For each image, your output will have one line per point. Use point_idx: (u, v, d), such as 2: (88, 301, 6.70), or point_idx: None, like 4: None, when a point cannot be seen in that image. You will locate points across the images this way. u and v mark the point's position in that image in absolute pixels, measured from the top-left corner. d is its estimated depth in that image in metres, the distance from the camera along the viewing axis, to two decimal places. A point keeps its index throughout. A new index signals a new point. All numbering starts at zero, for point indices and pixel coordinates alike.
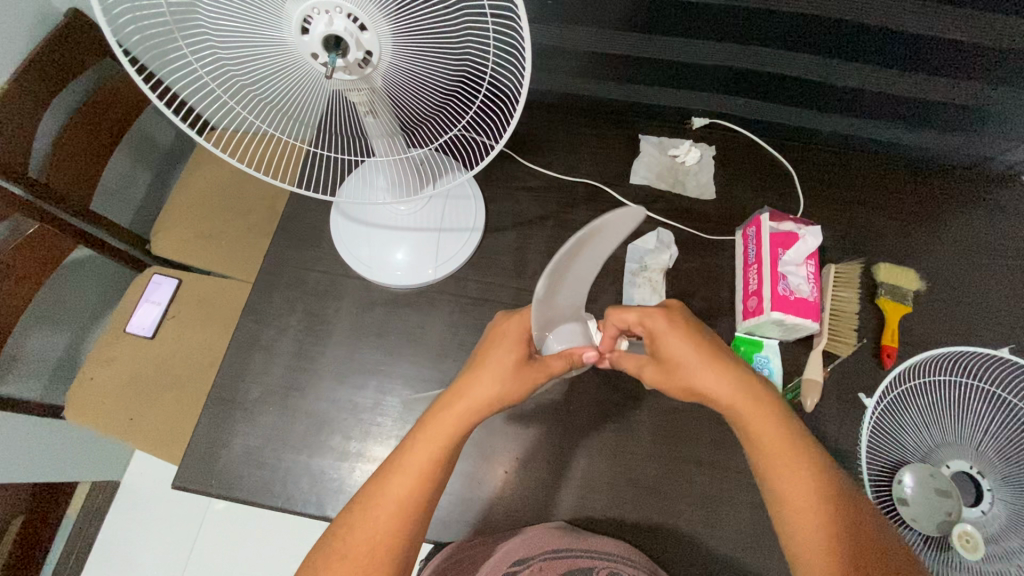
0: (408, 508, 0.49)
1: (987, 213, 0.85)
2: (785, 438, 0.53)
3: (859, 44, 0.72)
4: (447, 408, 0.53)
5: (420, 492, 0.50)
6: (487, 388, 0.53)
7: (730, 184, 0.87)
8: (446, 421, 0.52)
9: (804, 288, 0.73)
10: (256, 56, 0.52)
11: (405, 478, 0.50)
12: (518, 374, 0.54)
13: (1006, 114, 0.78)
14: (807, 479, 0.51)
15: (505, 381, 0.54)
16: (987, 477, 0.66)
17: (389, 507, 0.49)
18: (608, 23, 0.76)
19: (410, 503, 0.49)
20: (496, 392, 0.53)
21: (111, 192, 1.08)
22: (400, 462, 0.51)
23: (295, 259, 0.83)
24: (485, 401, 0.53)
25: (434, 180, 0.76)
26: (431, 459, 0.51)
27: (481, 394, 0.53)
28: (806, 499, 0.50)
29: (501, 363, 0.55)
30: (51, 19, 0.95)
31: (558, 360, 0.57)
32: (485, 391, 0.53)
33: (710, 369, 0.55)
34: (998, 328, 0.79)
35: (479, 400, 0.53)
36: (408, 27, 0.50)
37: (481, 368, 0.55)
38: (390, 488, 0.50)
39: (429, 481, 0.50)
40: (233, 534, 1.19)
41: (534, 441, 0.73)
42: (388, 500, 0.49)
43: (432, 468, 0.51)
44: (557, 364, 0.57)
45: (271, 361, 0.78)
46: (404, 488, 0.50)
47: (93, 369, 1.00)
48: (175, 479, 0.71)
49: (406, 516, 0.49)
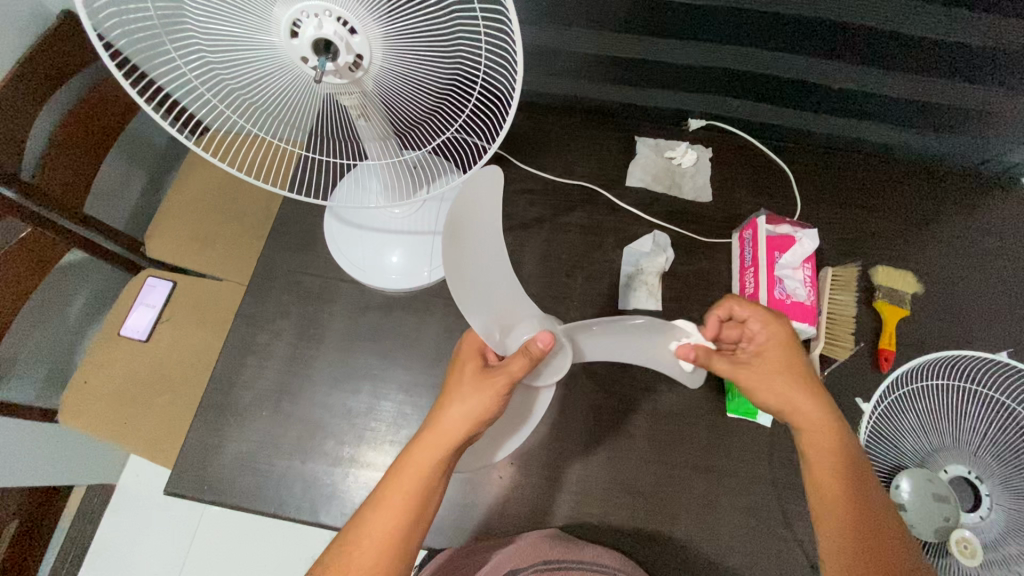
0: (391, 543, 0.49)
1: (986, 215, 0.85)
2: (835, 440, 0.55)
3: (856, 45, 0.71)
4: (422, 441, 0.53)
5: (399, 527, 0.49)
6: (459, 415, 0.53)
7: (726, 186, 0.86)
8: (425, 452, 0.52)
9: (801, 292, 0.72)
10: (245, 59, 0.51)
11: (386, 515, 0.50)
12: (482, 390, 0.54)
13: (1004, 115, 0.77)
14: (842, 476, 0.53)
15: (469, 401, 0.53)
16: (986, 482, 0.65)
17: (369, 543, 0.49)
18: (602, 26, 0.75)
19: (395, 538, 0.49)
20: (469, 417, 0.53)
21: (105, 196, 1.08)
22: (380, 496, 0.51)
23: (289, 263, 0.83)
24: (456, 427, 0.53)
25: (427, 184, 0.75)
26: (409, 493, 0.51)
27: (452, 419, 0.53)
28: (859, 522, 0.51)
29: (463, 383, 0.55)
30: (44, 20, 0.95)
31: (517, 362, 0.54)
32: (457, 417, 0.53)
33: (797, 376, 0.58)
34: (997, 331, 0.78)
35: (452, 428, 0.53)
36: (399, 31, 0.49)
37: (450, 395, 0.55)
38: (369, 527, 0.49)
39: (410, 513, 0.50)
40: (228, 539, 1.18)
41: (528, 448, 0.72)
42: (368, 539, 0.49)
43: (413, 502, 0.50)
44: (516, 363, 0.54)
45: (265, 366, 0.77)
46: (386, 526, 0.49)
47: (86, 373, 1.00)
48: (168, 485, 0.71)
49: (388, 551, 0.49)
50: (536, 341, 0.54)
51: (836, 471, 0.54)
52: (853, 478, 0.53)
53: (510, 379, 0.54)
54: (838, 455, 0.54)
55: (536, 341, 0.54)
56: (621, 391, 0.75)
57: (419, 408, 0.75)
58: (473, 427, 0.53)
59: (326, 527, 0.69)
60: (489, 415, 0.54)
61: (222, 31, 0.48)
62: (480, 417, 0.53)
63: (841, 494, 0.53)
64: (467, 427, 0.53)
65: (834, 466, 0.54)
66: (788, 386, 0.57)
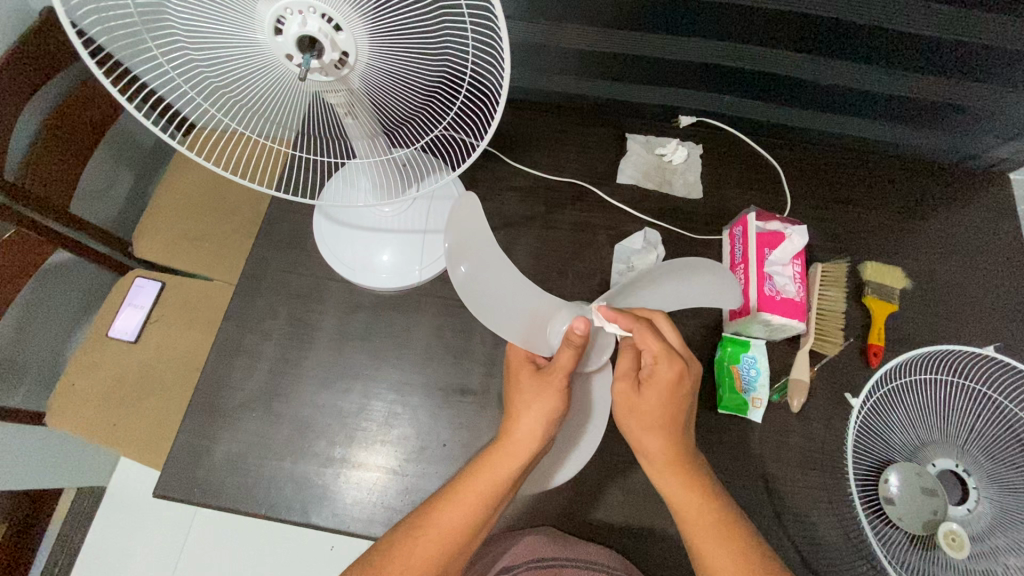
0: (453, 541, 0.50)
1: (973, 210, 0.85)
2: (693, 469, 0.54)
3: (844, 41, 0.71)
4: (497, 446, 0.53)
5: (468, 526, 0.51)
6: (533, 422, 0.53)
7: (717, 183, 0.87)
8: (498, 460, 0.53)
9: (790, 288, 0.73)
10: (230, 56, 0.50)
11: (455, 510, 0.51)
12: (557, 392, 0.54)
13: (990, 112, 0.78)
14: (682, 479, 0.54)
15: (542, 405, 0.54)
16: (973, 475, 0.66)
17: (432, 541, 0.50)
18: (592, 21, 0.75)
19: (459, 533, 0.51)
20: (543, 424, 0.53)
21: (91, 196, 1.07)
22: (449, 492, 0.52)
23: (279, 261, 0.82)
24: (532, 431, 0.53)
25: (419, 180, 0.75)
26: (482, 493, 0.52)
27: (526, 425, 0.53)
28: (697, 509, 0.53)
29: (527, 387, 0.55)
30: (28, 18, 0.93)
31: (564, 353, 0.52)
32: (532, 423, 0.53)
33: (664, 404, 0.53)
34: (983, 326, 0.79)
35: (526, 433, 0.53)
36: (385, 28, 0.49)
37: (520, 396, 0.55)
38: (438, 519, 0.51)
39: (479, 515, 0.51)
40: (220, 542, 1.17)
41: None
42: (433, 533, 0.50)
43: (480, 506, 0.51)
44: (564, 354, 0.53)
45: (254, 366, 0.77)
46: (450, 522, 0.51)
47: (75, 375, 0.99)
48: (157, 487, 0.70)
49: (454, 548, 0.51)
50: (573, 329, 0.51)
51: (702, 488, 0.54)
52: (706, 486, 0.54)
53: (566, 372, 0.53)
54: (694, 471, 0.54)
55: (572, 328, 0.51)
56: None
57: (410, 408, 0.75)
58: (547, 431, 0.54)
59: (317, 527, 0.69)
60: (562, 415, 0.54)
61: (205, 26, 0.47)
62: (553, 419, 0.54)
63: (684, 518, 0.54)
64: (542, 429, 0.54)
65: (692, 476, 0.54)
66: (638, 409, 0.54)
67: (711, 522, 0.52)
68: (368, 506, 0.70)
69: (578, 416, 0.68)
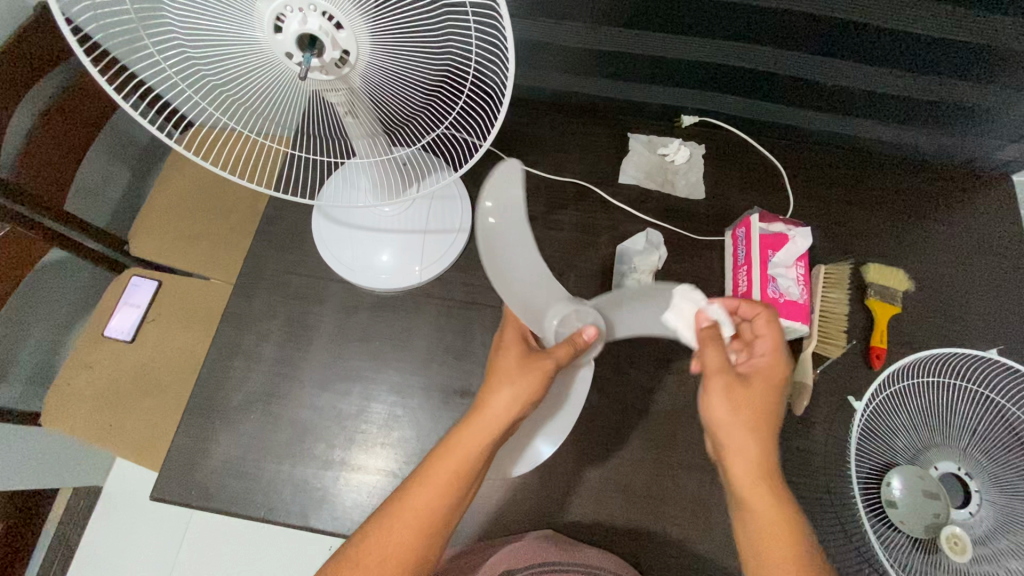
0: (431, 523, 0.48)
1: (976, 212, 0.85)
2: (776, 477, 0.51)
3: (849, 41, 0.70)
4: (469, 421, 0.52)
5: (440, 508, 0.48)
6: (507, 399, 0.52)
7: (719, 184, 0.86)
8: (470, 435, 0.51)
9: (793, 291, 0.72)
10: (228, 54, 0.49)
11: (428, 491, 0.49)
12: (532, 373, 0.54)
13: (995, 114, 0.77)
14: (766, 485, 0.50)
15: (518, 383, 0.53)
16: (975, 478, 0.66)
17: (403, 525, 0.47)
18: (594, 19, 0.74)
19: (434, 515, 0.48)
20: (516, 400, 0.52)
21: (87, 193, 1.05)
22: (423, 473, 0.50)
23: (277, 261, 0.82)
24: (507, 409, 0.52)
25: (419, 181, 0.74)
26: (457, 471, 0.49)
27: (500, 402, 0.52)
28: (775, 522, 0.49)
29: (507, 366, 0.54)
30: (21, 13, 0.92)
31: (563, 348, 0.57)
32: (505, 400, 0.52)
33: (743, 408, 0.53)
34: (985, 329, 0.79)
35: (499, 410, 0.52)
36: (386, 26, 0.48)
37: (493, 375, 0.54)
38: (410, 501, 0.48)
39: (454, 494, 0.49)
40: (217, 543, 1.17)
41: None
42: (404, 516, 0.48)
43: (456, 484, 0.49)
44: (561, 349, 0.57)
45: (252, 368, 0.76)
46: (424, 500, 0.48)
47: (70, 375, 0.98)
48: (153, 490, 0.69)
49: (429, 531, 0.48)
50: (583, 334, 0.59)
51: (781, 513, 0.49)
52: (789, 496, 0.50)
53: (557, 362, 0.56)
54: (777, 491, 0.50)
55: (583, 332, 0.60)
56: (613, 392, 0.75)
57: (410, 410, 0.74)
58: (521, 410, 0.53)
59: (316, 531, 0.68)
60: (537, 397, 0.54)
61: (203, 22, 0.46)
62: (528, 400, 0.53)
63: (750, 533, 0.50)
64: (516, 409, 0.52)
65: (773, 493, 0.50)
66: (737, 404, 0.53)
67: (784, 536, 0.48)
68: (368, 508, 0.69)
69: (554, 407, 0.71)
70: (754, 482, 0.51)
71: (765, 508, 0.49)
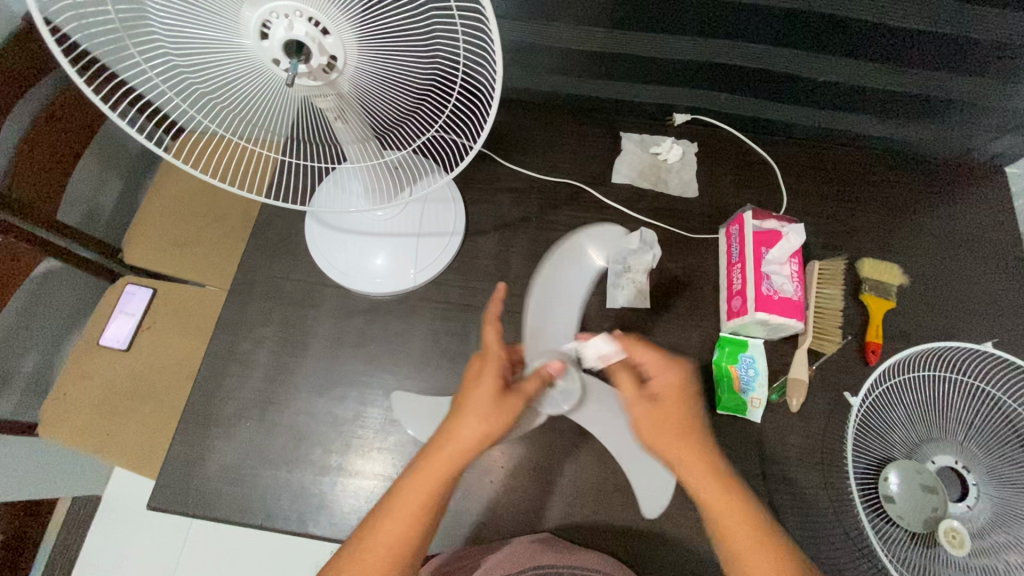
0: (399, 557, 0.46)
1: (968, 204, 0.85)
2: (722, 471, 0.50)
3: (841, 37, 0.70)
4: (433, 451, 0.50)
5: (412, 541, 0.47)
6: (476, 429, 0.50)
7: (711, 181, 0.86)
8: (434, 466, 0.49)
9: (788, 288, 0.71)
10: (215, 60, 0.49)
11: (395, 523, 0.47)
12: (497, 409, 0.52)
13: (987, 107, 0.77)
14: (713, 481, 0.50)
15: (487, 419, 0.51)
16: (972, 472, 0.66)
17: (373, 560, 0.46)
18: (584, 20, 0.74)
19: (404, 549, 0.47)
20: (485, 432, 0.51)
21: (80, 203, 1.05)
22: (388, 507, 0.48)
23: (271, 267, 0.81)
24: (473, 440, 0.50)
25: (411, 185, 0.73)
26: (421, 506, 0.48)
27: (468, 436, 0.50)
28: (735, 520, 0.48)
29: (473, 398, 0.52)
30: (10, 22, 0.91)
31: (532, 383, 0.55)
32: (470, 431, 0.50)
33: (674, 416, 0.53)
34: (981, 321, 0.79)
35: (464, 442, 0.50)
36: (374, 31, 0.47)
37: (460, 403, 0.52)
38: (376, 537, 0.47)
39: (420, 528, 0.48)
40: (217, 549, 1.16)
41: (535, 449, 0.72)
42: (372, 552, 0.46)
43: (420, 516, 0.48)
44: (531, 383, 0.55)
45: (248, 375, 0.76)
46: (393, 535, 0.47)
47: (67, 385, 0.98)
48: (151, 500, 0.69)
49: (400, 563, 0.46)
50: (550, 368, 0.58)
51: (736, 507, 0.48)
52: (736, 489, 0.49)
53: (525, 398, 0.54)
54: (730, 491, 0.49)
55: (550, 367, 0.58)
56: None
57: (408, 414, 0.74)
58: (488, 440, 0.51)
59: (315, 537, 0.68)
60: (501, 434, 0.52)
61: (189, 32, 0.46)
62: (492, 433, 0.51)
63: (725, 540, 0.48)
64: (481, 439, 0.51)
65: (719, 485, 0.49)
66: (672, 406, 0.53)
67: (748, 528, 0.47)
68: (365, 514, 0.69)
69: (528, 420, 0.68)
70: (705, 492, 0.49)
71: (732, 518, 0.48)
